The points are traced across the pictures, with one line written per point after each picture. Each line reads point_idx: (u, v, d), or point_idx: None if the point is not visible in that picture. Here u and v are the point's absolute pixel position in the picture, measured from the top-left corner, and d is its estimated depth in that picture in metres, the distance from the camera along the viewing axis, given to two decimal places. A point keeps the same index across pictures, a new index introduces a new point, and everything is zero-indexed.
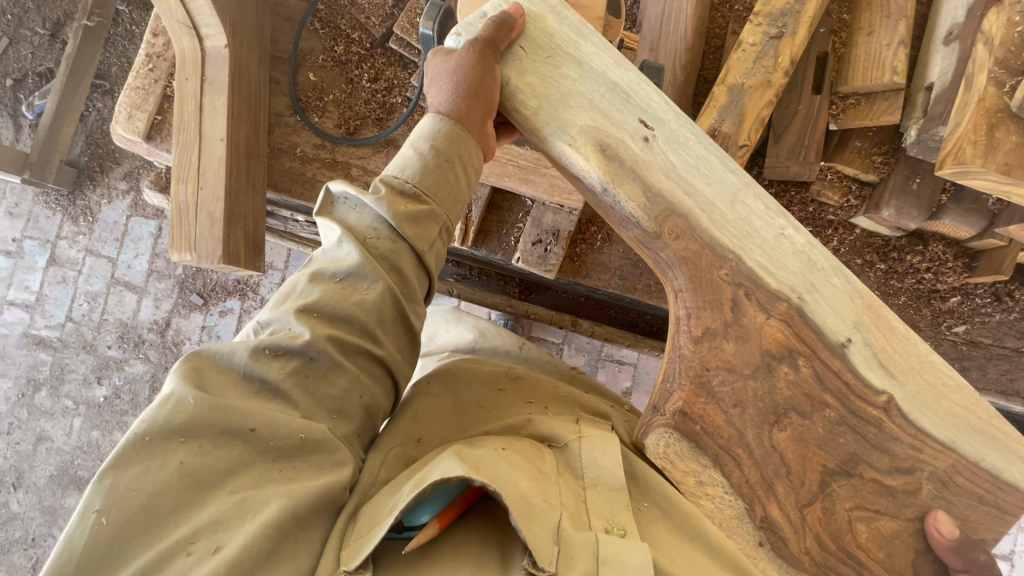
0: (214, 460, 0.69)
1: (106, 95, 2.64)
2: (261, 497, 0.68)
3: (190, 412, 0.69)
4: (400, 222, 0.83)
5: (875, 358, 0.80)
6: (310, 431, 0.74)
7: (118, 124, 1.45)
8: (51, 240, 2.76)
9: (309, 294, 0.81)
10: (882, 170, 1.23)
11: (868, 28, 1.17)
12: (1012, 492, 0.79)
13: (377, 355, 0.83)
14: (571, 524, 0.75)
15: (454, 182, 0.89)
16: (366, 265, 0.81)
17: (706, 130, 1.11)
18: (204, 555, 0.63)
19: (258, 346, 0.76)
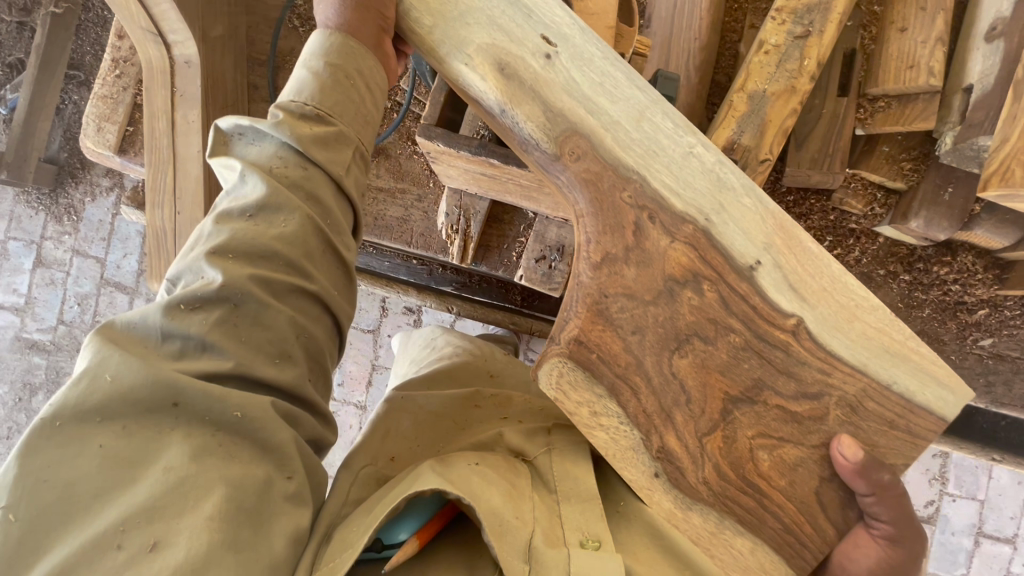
0: (141, 441, 0.60)
1: (82, 86, 2.49)
2: (198, 482, 0.59)
3: (107, 389, 0.59)
4: (307, 144, 0.73)
5: (786, 281, 0.69)
6: (249, 407, 0.64)
7: (87, 137, 1.35)
8: (36, 241, 2.67)
9: (220, 235, 0.69)
10: (911, 176, 1.15)
11: (901, 22, 1.06)
12: (922, 415, 0.68)
13: (310, 290, 0.72)
14: (544, 540, 0.72)
15: (360, 101, 0.79)
16: (278, 194, 0.70)
17: (723, 143, 1.02)
18: (133, 552, 0.55)
19: (167, 304, 0.65)
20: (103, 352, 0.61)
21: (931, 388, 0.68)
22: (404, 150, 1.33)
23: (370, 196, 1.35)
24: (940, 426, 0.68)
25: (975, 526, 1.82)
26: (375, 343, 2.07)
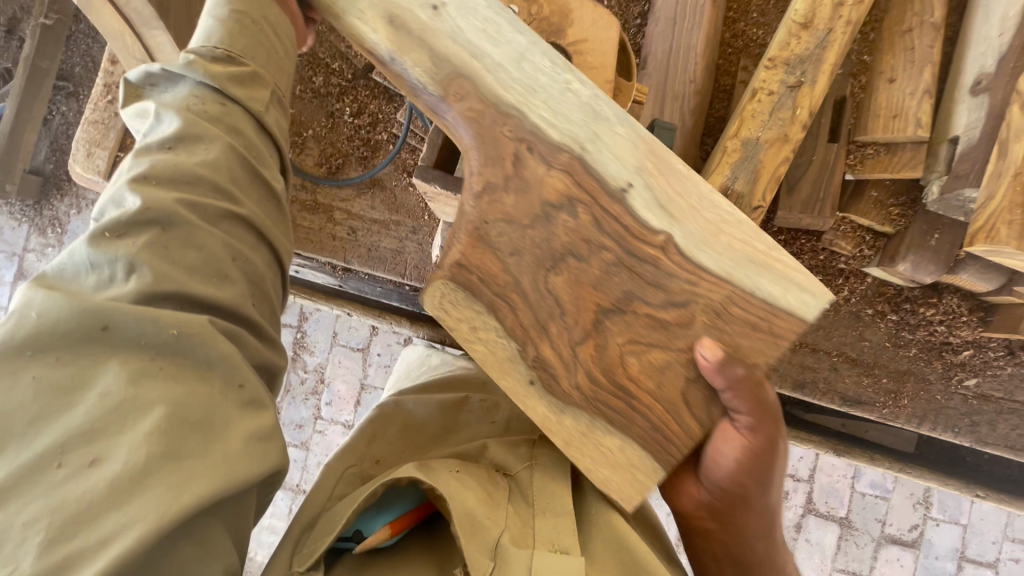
0: (79, 368, 0.54)
1: (71, 98, 2.46)
2: (138, 400, 0.53)
3: (37, 321, 0.54)
4: (222, 82, 0.70)
5: (656, 201, 0.70)
6: (185, 323, 0.58)
7: (76, 162, 1.33)
8: (18, 254, 2.67)
9: (137, 167, 0.64)
10: (898, 221, 1.17)
11: (890, 73, 1.09)
12: (785, 318, 0.69)
13: (237, 211, 0.67)
14: (510, 538, 0.74)
15: (273, 46, 0.76)
16: (199, 127, 0.66)
17: (717, 188, 1.03)
18: (78, 470, 0.50)
19: (87, 241, 0.60)
20: (34, 291, 0.56)
21: (795, 293, 0.69)
22: (400, 182, 1.33)
23: (364, 227, 1.35)
24: (803, 327, 0.69)
25: (958, 550, 1.84)
26: (364, 364, 2.05)
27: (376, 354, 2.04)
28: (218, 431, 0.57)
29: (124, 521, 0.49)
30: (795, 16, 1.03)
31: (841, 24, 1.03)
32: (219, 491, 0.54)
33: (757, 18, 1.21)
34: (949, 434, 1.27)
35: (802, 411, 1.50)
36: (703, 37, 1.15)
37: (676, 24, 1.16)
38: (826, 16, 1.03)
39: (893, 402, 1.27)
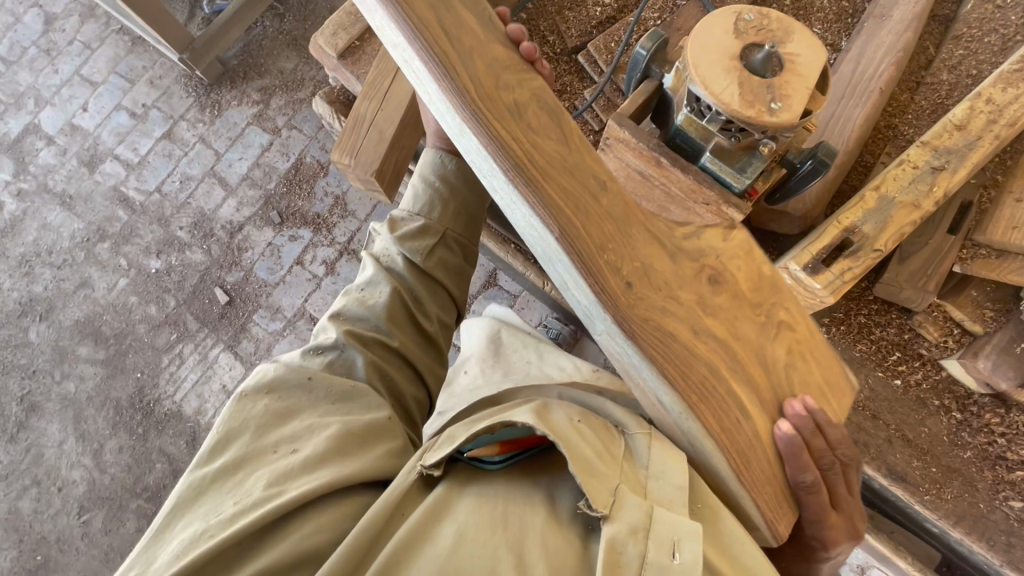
0: (290, 403, 0.97)
1: (276, 18, 3.28)
2: (320, 421, 0.94)
3: (272, 373, 0.99)
4: (401, 240, 1.19)
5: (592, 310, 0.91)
6: (349, 387, 1.01)
7: (322, 36, 1.62)
8: (175, 118, 3.24)
9: (341, 302, 1.17)
10: (990, 324, 1.28)
11: (1018, 194, 1.25)
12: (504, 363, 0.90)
13: (389, 342, 1.11)
14: (630, 488, 0.77)
15: (445, 201, 1.25)
16: (378, 275, 1.18)
17: (846, 225, 1.19)
18: (287, 453, 0.89)
19: (324, 325, 1.14)
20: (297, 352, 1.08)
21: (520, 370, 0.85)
22: None
23: None
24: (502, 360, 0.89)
25: None
26: None
27: None
28: (379, 436, 0.96)
29: (306, 479, 0.84)
30: (953, 119, 1.23)
31: (991, 136, 1.22)
32: (361, 470, 0.88)
33: (912, 119, 1.41)
34: (982, 544, 1.29)
35: None
36: (863, 114, 1.36)
37: (843, 99, 1.38)
38: (978, 126, 1.22)
39: (936, 492, 1.32)
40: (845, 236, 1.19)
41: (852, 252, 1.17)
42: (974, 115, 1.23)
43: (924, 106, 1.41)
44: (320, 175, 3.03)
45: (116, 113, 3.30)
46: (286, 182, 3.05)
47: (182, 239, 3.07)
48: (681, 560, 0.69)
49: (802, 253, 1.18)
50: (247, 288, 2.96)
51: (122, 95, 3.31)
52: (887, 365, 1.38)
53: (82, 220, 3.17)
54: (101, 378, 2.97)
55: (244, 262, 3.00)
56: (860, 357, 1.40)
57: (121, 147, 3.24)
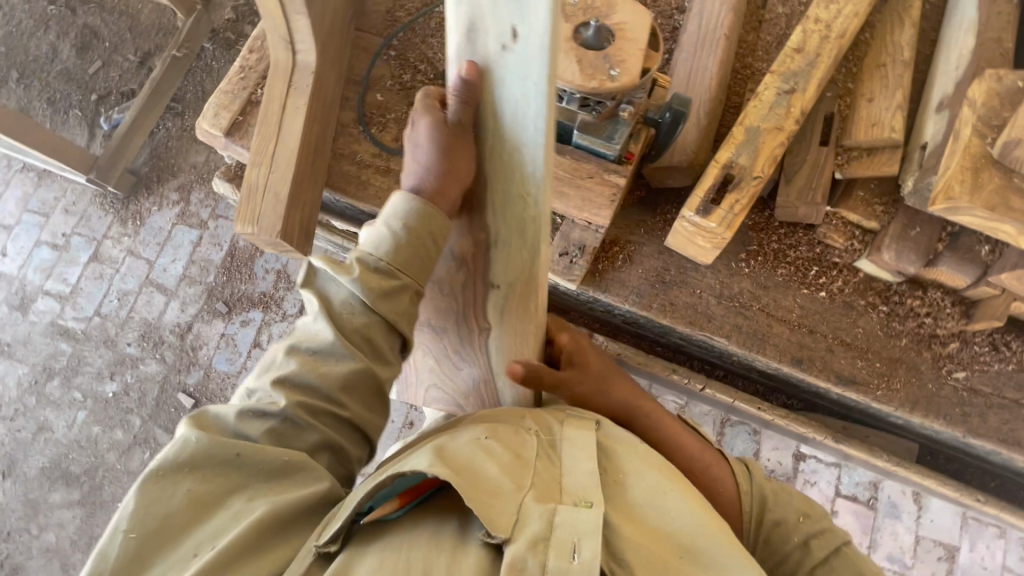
0: (215, 488, 0.82)
1: (177, 116, 3.20)
2: (255, 505, 0.81)
3: (195, 449, 0.82)
4: (373, 299, 0.94)
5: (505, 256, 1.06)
6: (291, 456, 0.86)
7: (205, 120, 1.66)
8: (98, 239, 3.18)
9: (290, 368, 0.92)
10: (883, 218, 1.36)
11: (869, 94, 1.35)
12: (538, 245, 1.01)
13: (344, 413, 0.93)
14: (535, 498, 0.82)
15: (424, 257, 0.98)
16: (337, 344, 0.92)
17: (723, 162, 1.26)
18: (206, 555, 0.76)
19: (266, 393, 0.91)
20: (237, 420, 0.88)
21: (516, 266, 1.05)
22: None
23: None
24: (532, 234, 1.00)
25: None
26: None
27: None
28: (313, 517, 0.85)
29: None
30: (791, 44, 1.32)
31: (827, 50, 1.31)
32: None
33: (763, 55, 1.52)
34: (941, 422, 1.34)
35: (801, 407, 1.58)
36: (716, 62, 1.45)
37: (696, 52, 1.47)
38: (814, 44, 1.32)
39: (886, 385, 1.37)
40: (726, 173, 1.25)
41: (735, 185, 1.24)
42: (809, 36, 1.33)
43: (770, 39, 1.52)
44: (256, 255, 3.01)
45: (37, 249, 3.23)
46: (225, 271, 3.02)
47: (133, 355, 2.99)
48: (580, 560, 0.74)
49: (691, 201, 1.25)
50: (211, 385, 2.89)
51: (39, 230, 3.25)
52: (810, 281, 1.45)
53: (26, 364, 3.07)
54: (81, 518, 2.83)
55: (201, 360, 2.94)
56: (784, 281, 1.46)
57: (49, 282, 3.17)
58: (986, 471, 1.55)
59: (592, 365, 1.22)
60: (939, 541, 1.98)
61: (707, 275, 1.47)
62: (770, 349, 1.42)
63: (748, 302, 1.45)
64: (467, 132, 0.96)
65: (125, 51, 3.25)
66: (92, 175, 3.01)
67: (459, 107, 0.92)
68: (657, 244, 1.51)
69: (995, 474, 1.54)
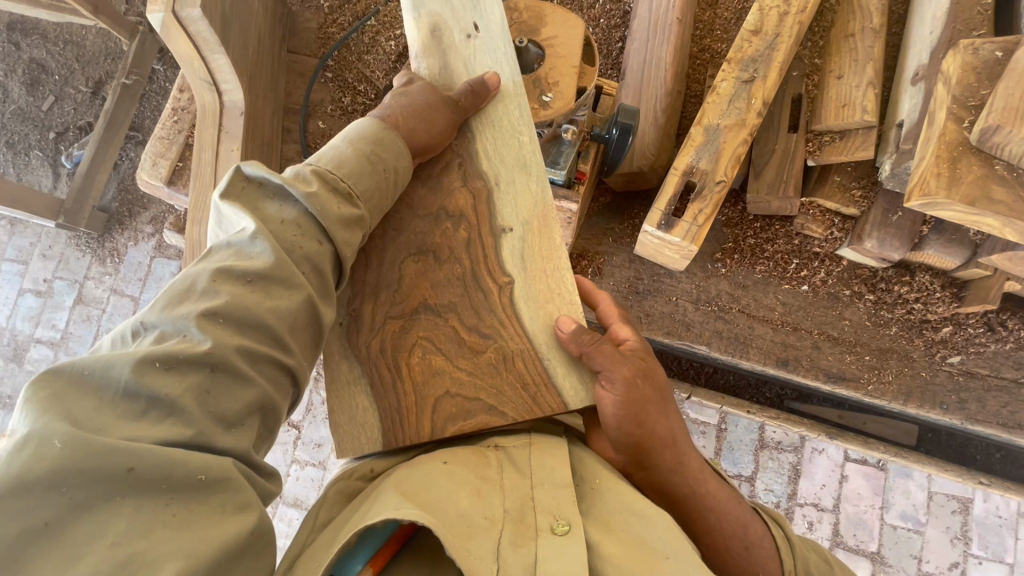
0: (93, 512, 0.58)
1: (139, 146, 2.63)
2: (152, 553, 0.57)
3: (56, 458, 0.57)
4: (332, 225, 0.80)
5: (521, 251, 0.97)
6: (212, 470, 0.63)
7: (143, 171, 1.57)
8: (79, 280, 2.68)
9: (214, 296, 0.70)
10: (862, 203, 1.26)
11: (838, 71, 1.24)
12: (541, 239, 0.97)
13: (286, 364, 0.74)
14: (511, 537, 0.73)
15: (383, 189, 0.88)
16: (284, 266, 0.74)
17: (683, 168, 1.17)
18: None
19: (173, 329, 0.68)
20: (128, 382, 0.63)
21: (520, 265, 0.97)
22: None
23: None
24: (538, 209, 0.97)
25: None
26: None
27: None
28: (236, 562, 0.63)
29: None
30: (746, 26, 1.20)
31: (787, 29, 1.19)
32: None
33: (722, 34, 1.40)
34: (937, 411, 1.29)
35: (795, 399, 1.56)
36: (671, 49, 1.31)
37: (649, 40, 1.34)
38: (773, 24, 1.19)
39: (877, 378, 1.31)
40: (686, 180, 1.16)
41: (698, 193, 1.15)
42: (766, 14, 1.20)
43: (728, 16, 1.40)
44: None
45: (19, 297, 2.73)
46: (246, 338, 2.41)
47: None
48: None
49: (652, 215, 1.16)
50: None
51: None
52: (790, 275, 1.37)
53: None
54: None
55: None
56: (763, 278, 1.38)
57: (40, 329, 2.67)
58: (990, 445, 1.50)
59: (657, 385, 0.90)
60: (953, 496, 1.73)
61: (682, 281, 1.40)
62: (753, 353, 1.35)
63: (726, 305, 1.38)
64: (458, 114, 0.95)
65: (75, 81, 2.68)
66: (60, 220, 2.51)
67: (475, 93, 0.95)
68: (628, 253, 1.43)
69: (1001, 448, 1.49)
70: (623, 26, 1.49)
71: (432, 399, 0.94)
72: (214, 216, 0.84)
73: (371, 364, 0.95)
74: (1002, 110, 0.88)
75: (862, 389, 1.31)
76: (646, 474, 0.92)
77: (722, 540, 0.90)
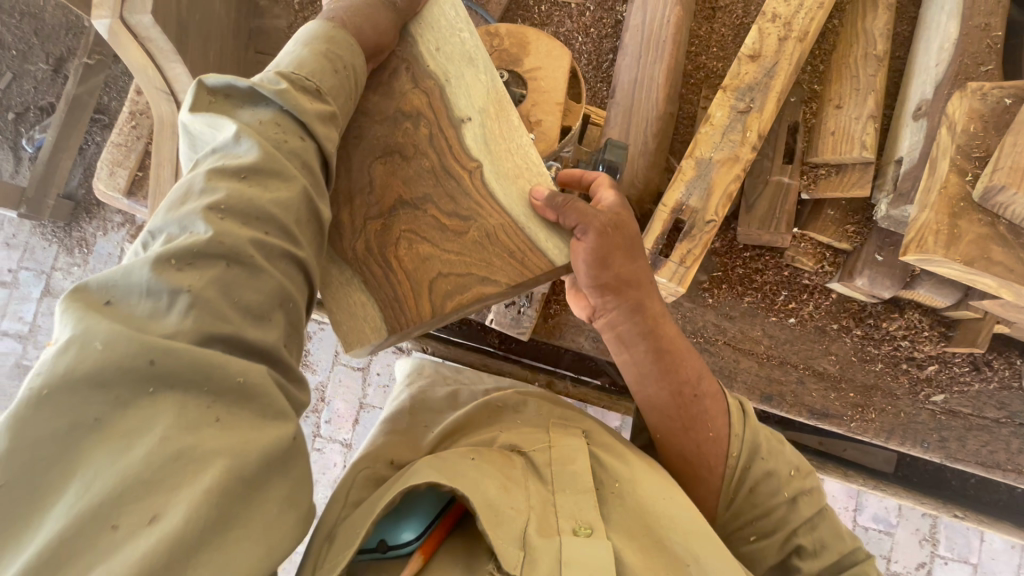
0: (135, 421, 0.50)
1: (106, 130, 2.29)
2: (200, 451, 0.50)
3: (97, 358, 0.49)
4: (311, 118, 0.71)
5: (484, 138, 0.86)
6: (251, 373, 0.56)
7: (100, 180, 1.47)
8: (46, 271, 2.45)
9: (213, 194, 0.62)
10: (855, 239, 1.22)
11: (838, 99, 1.18)
12: (497, 117, 0.86)
13: (299, 257, 0.66)
14: (536, 530, 0.73)
15: (344, 85, 0.78)
16: (278, 155, 0.66)
17: (673, 204, 1.11)
18: (137, 532, 0.46)
19: (186, 224, 0.59)
20: (150, 274, 0.55)
21: (483, 134, 0.86)
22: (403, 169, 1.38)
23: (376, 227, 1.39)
24: (493, 89, 0.87)
25: None
26: (363, 383, 2.05)
27: (376, 373, 2.05)
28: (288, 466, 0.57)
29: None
30: (745, 49, 1.13)
31: (787, 56, 1.11)
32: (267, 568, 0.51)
33: (719, 52, 1.32)
34: (918, 449, 1.28)
35: (781, 425, 1.54)
36: (664, 70, 1.23)
37: (641, 58, 1.25)
38: (773, 50, 1.12)
39: (860, 416, 1.30)
40: (675, 218, 1.10)
41: (687, 232, 1.09)
42: (766, 38, 1.12)
43: (725, 33, 1.32)
44: None
45: None
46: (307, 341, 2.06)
47: None
48: None
49: None
50: None
51: None
52: (778, 308, 1.33)
53: None
54: None
55: None
56: (750, 309, 1.34)
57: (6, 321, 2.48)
58: (963, 473, 1.51)
59: (631, 235, 0.83)
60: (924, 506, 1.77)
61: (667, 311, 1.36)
62: (738, 386, 1.33)
63: (712, 335, 1.34)
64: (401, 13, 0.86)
65: (34, 58, 2.38)
66: (21, 210, 2.17)
67: None
68: None
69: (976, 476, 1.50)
70: (615, 36, 1.40)
71: (427, 284, 0.84)
72: (185, 140, 0.73)
73: (362, 266, 0.85)
74: (1008, 170, 0.83)
75: (844, 426, 1.30)
76: (609, 321, 0.87)
77: (675, 387, 0.88)
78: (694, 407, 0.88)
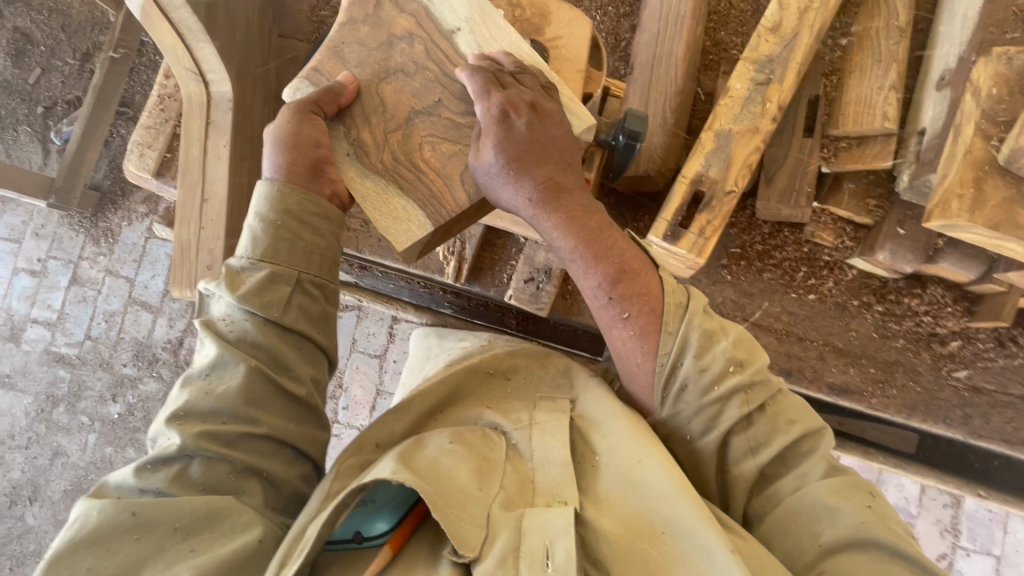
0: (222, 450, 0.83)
1: (131, 123, 2.29)
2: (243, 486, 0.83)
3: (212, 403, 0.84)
4: None
5: (474, 42, 0.94)
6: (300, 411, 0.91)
7: (130, 162, 1.51)
8: (73, 260, 2.36)
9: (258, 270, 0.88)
10: (876, 213, 1.21)
11: (858, 73, 1.18)
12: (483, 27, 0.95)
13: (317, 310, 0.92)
14: (501, 504, 0.75)
15: None
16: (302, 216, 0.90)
17: (692, 175, 1.11)
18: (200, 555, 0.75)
19: (234, 308, 0.88)
20: (210, 344, 0.87)
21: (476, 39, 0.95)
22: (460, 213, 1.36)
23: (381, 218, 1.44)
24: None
25: None
26: (381, 371, 2.07)
27: (392, 361, 2.06)
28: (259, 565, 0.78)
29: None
30: (764, 22, 1.13)
31: (808, 26, 1.11)
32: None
33: (737, 27, 1.33)
34: (940, 425, 1.27)
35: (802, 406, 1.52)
36: (683, 44, 1.23)
37: (659, 32, 1.26)
38: (793, 21, 1.12)
39: (881, 391, 1.29)
40: (695, 189, 1.11)
41: (707, 204, 1.10)
42: (785, 10, 1.12)
43: (743, 9, 1.32)
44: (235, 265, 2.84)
45: (12, 277, 2.42)
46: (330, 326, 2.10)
47: (130, 377, 2.31)
48: (553, 566, 0.69)
49: (658, 225, 1.11)
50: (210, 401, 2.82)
51: None
52: (798, 284, 1.32)
53: None
54: None
55: None
56: (770, 285, 1.33)
57: None
58: (987, 454, 1.49)
59: (547, 120, 0.88)
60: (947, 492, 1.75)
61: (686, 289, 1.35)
62: None
63: (731, 313, 1.33)
64: None
65: (63, 54, 2.44)
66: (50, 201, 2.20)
67: None
68: None
69: (1004, 458, 1.48)
70: (632, 15, 1.40)
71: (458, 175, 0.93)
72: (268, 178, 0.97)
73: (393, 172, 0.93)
74: None
75: (865, 402, 1.29)
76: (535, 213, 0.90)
77: (603, 263, 0.87)
78: (629, 283, 0.86)
